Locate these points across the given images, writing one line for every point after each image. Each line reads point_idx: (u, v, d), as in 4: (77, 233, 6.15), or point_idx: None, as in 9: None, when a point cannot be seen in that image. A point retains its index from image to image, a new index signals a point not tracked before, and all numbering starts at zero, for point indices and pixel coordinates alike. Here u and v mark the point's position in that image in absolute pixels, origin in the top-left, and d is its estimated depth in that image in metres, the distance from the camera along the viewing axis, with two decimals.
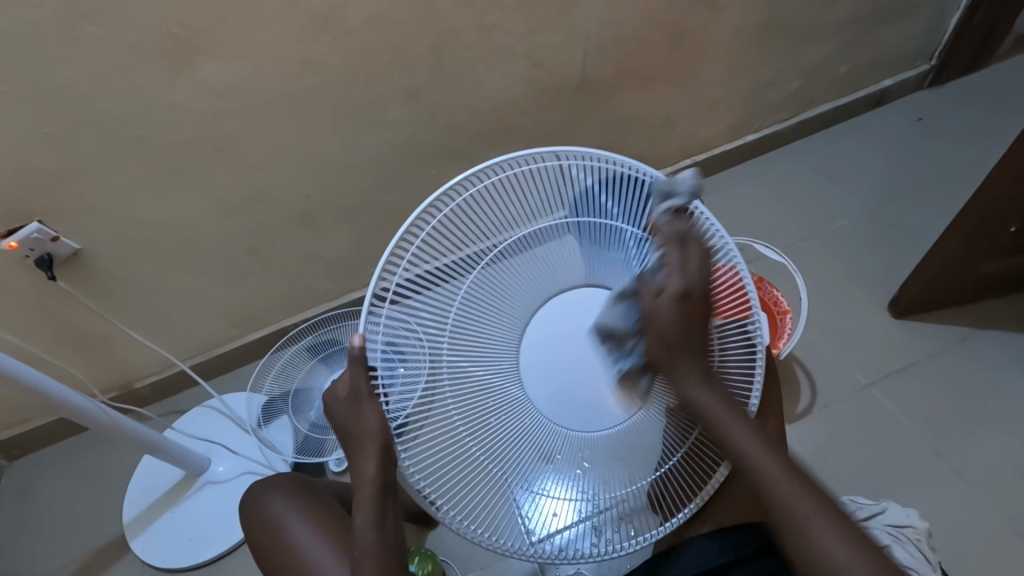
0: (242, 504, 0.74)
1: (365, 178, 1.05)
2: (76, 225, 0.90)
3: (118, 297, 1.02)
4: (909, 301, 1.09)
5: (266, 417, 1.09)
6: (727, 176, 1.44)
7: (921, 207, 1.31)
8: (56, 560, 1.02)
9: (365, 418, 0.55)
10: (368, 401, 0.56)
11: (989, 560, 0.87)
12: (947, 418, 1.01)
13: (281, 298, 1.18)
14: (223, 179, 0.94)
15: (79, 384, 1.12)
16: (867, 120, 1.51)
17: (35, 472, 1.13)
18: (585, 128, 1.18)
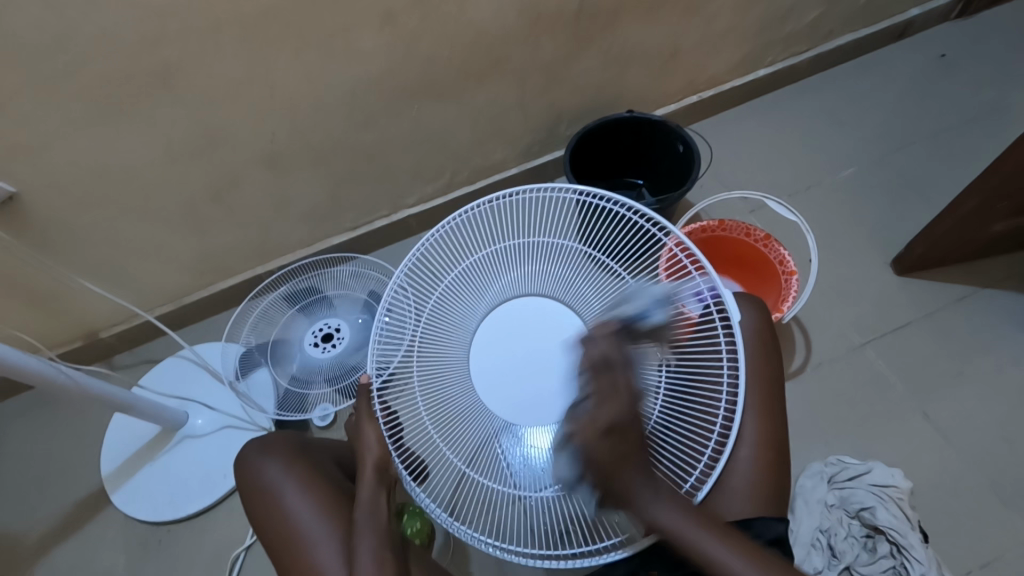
0: (237, 465, 0.70)
1: (338, 114, 0.93)
2: (5, 170, 0.79)
3: (68, 248, 0.93)
4: (914, 259, 1.06)
5: (244, 370, 1.06)
6: (734, 115, 1.34)
7: (933, 155, 1.24)
8: (34, 513, 1.01)
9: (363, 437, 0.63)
10: (369, 423, 0.63)
11: (963, 517, 0.90)
12: (938, 379, 1.00)
13: (252, 246, 1.09)
14: (173, 117, 0.82)
15: (37, 337, 1.05)
16: (886, 55, 1.39)
17: (1, 424, 1.08)
18: (584, 60, 1.06)
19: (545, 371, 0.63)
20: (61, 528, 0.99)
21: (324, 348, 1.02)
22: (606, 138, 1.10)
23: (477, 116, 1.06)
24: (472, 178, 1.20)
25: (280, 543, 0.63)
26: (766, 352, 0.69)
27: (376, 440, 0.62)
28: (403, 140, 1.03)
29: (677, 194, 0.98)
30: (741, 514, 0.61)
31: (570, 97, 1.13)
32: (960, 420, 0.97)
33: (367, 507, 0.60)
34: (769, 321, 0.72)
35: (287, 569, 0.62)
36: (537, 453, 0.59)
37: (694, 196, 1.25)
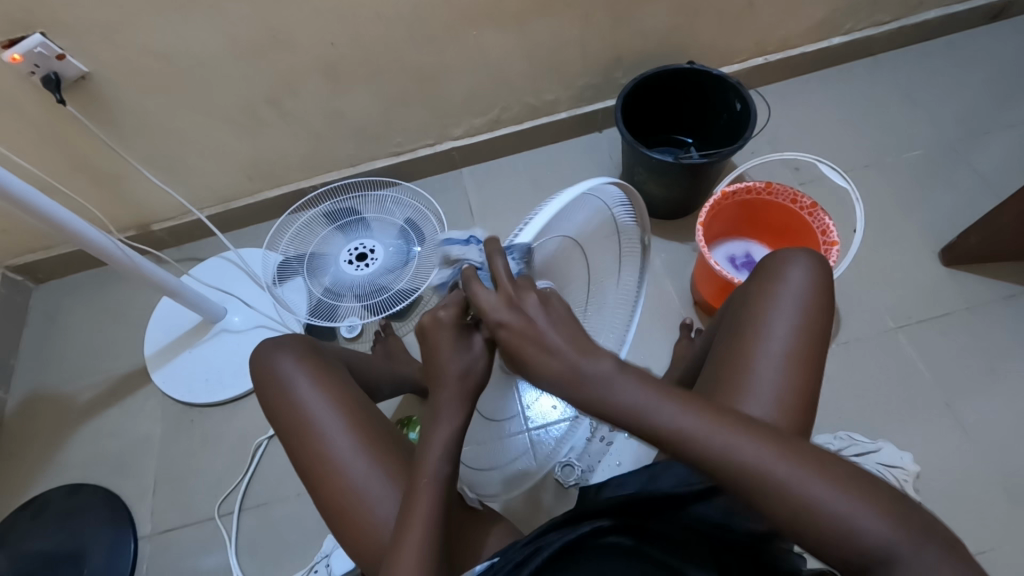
0: (250, 360, 0.71)
1: (397, 29, 0.93)
2: (81, 45, 0.82)
3: (131, 134, 0.98)
4: (965, 249, 1.02)
5: (281, 276, 1.09)
6: (800, 83, 1.28)
7: (1007, 147, 1.17)
8: (84, 380, 1.10)
9: (448, 359, 0.55)
10: (448, 336, 0.55)
11: (967, 508, 0.89)
12: (968, 371, 0.98)
13: (301, 156, 1.12)
14: (239, 12, 0.83)
15: (96, 220, 1.12)
16: (977, 36, 1.30)
17: (60, 296, 1.17)
18: (651, 3, 1.02)
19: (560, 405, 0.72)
20: (104, 396, 1.08)
21: (358, 266, 1.06)
22: (661, 90, 1.07)
23: (535, 50, 1.05)
24: (521, 117, 1.19)
25: (291, 433, 0.64)
26: (821, 309, 0.63)
27: (458, 372, 0.55)
28: (458, 65, 1.03)
29: (728, 151, 0.96)
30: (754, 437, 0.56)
31: (631, 42, 1.10)
32: (983, 415, 0.95)
33: (446, 423, 0.55)
34: (828, 279, 0.65)
35: (295, 456, 0.63)
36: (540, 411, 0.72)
37: (740, 158, 1.22)
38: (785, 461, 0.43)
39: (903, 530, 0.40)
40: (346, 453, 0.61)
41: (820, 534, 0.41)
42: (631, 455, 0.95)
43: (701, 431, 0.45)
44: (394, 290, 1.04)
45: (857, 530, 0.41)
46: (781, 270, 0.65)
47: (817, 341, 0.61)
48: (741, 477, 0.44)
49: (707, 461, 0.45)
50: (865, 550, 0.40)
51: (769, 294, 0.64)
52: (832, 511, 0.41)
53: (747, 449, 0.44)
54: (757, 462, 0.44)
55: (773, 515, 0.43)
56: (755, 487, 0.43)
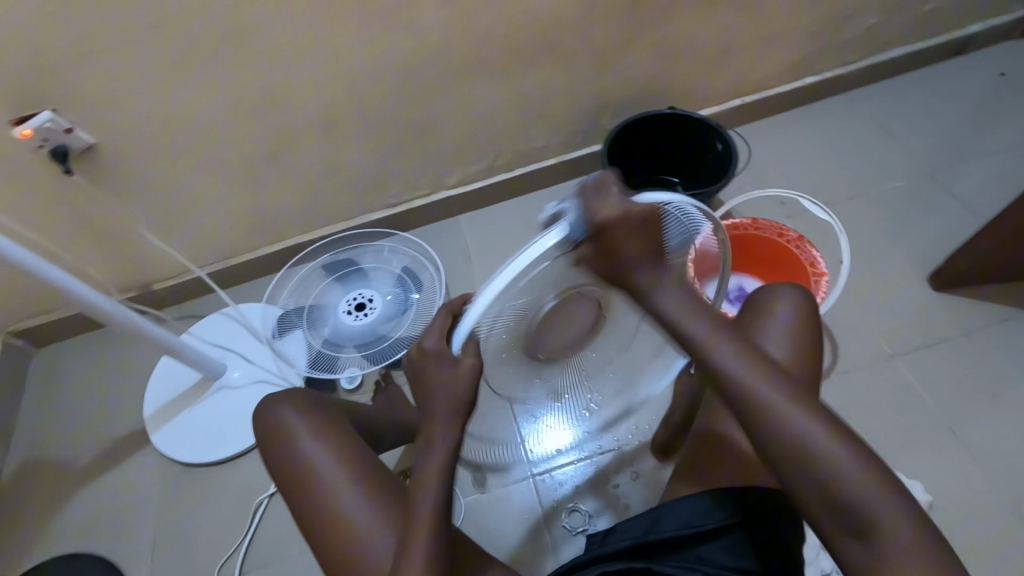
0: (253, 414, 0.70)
1: (390, 89, 0.98)
2: (88, 118, 0.86)
3: (135, 198, 1.01)
4: (953, 274, 1.04)
5: (281, 329, 1.10)
6: (778, 120, 1.34)
7: (983, 174, 1.21)
8: (82, 443, 1.08)
9: (436, 380, 0.55)
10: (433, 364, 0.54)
11: (984, 537, 0.87)
12: (969, 395, 0.98)
13: (300, 212, 1.15)
14: (240, 80, 0.88)
15: (98, 283, 1.13)
16: (942, 70, 1.37)
17: (60, 359, 1.17)
18: (630, 54, 1.08)
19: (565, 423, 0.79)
20: (103, 459, 1.07)
21: (357, 316, 1.07)
22: (645, 134, 1.12)
23: (522, 102, 1.10)
24: (512, 164, 1.23)
25: (294, 487, 0.63)
26: (808, 340, 0.65)
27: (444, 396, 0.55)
28: (450, 119, 1.07)
29: (715, 189, 0.99)
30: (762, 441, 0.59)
31: (614, 91, 1.15)
32: (991, 438, 0.94)
33: (443, 441, 0.56)
34: (813, 311, 0.67)
35: (299, 510, 0.62)
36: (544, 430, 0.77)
37: (727, 195, 1.25)
38: (806, 412, 0.50)
39: (884, 491, 0.48)
40: (350, 504, 0.60)
41: (800, 461, 0.49)
42: (641, 497, 0.93)
43: (741, 372, 0.52)
44: (393, 338, 1.05)
45: (849, 481, 0.48)
46: (768, 303, 0.67)
47: (807, 371, 0.63)
48: (766, 415, 0.51)
49: (738, 395, 0.52)
50: (849, 496, 0.48)
51: (757, 330, 0.66)
52: (833, 459, 0.49)
53: (777, 407, 0.50)
54: (781, 410, 0.50)
55: (781, 455, 0.50)
56: (772, 424, 0.50)
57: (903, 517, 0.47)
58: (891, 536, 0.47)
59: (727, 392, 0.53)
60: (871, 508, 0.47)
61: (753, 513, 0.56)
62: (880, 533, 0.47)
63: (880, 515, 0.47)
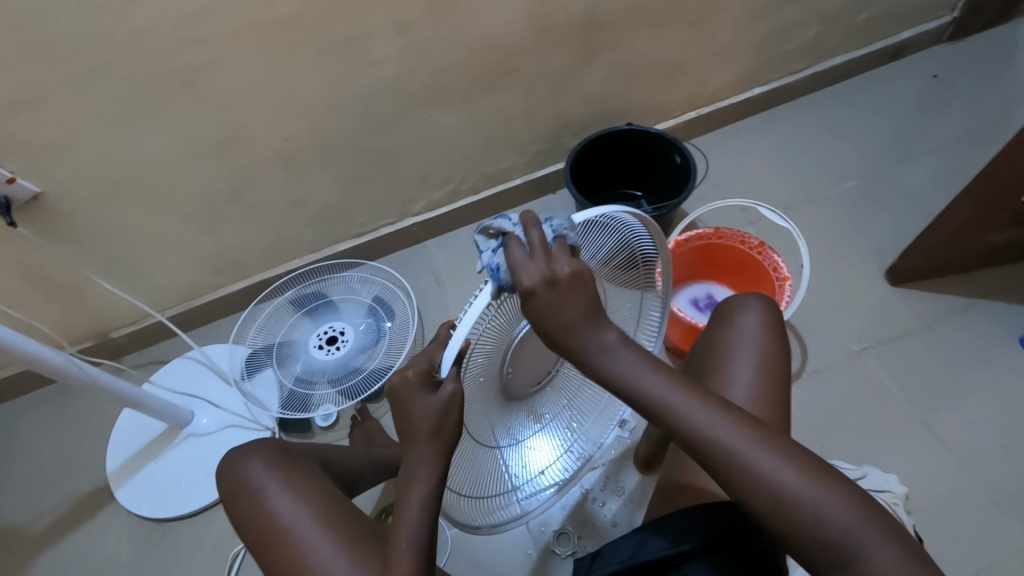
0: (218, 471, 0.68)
1: (351, 120, 0.98)
2: (33, 165, 0.83)
3: (87, 245, 0.97)
4: (909, 269, 1.08)
5: (249, 369, 1.07)
6: (733, 130, 1.38)
7: (927, 171, 1.27)
8: (39, 507, 1.02)
9: (419, 413, 0.50)
10: (420, 394, 0.50)
11: (961, 524, 0.89)
12: (935, 386, 1.01)
13: (264, 247, 1.12)
14: (193, 118, 0.86)
15: (51, 335, 1.08)
16: (881, 74, 1.44)
17: (12, 419, 1.11)
18: (586, 73, 1.10)
19: (547, 445, 0.73)
20: (63, 521, 1.01)
21: (328, 350, 1.04)
22: (606, 151, 1.14)
23: (484, 124, 1.10)
24: (478, 187, 1.24)
25: (265, 544, 0.61)
26: (777, 348, 0.66)
27: (431, 426, 0.49)
28: (412, 146, 1.07)
29: (676, 203, 1.01)
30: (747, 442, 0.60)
31: (573, 109, 1.17)
32: (957, 427, 0.98)
33: (419, 487, 0.51)
34: (779, 320, 0.69)
35: (272, 568, 0.60)
36: (525, 465, 0.70)
37: (690, 205, 1.28)
38: (778, 459, 0.48)
39: (865, 530, 0.46)
40: (326, 559, 0.58)
41: (766, 493, 0.48)
42: (627, 513, 0.93)
43: (701, 425, 0.50)
44: (368, 370, 1.02)
45: (821, 516, 0.46)
46: (734, 316, 0.69)
47: (778, 380, 0.64)
48: (713, 453, 0.49)
49: (701, 446, 0.50)
50: (821, 536, 0.46)
51: (728, 342, 0.67)
52: (805, 501, 0.47)
53: (728, 433, 0.49)
54: (746, 456, 0.48)
55: (756, 499, 0.48)
56: (741, 474, 0.48)
57: (886, 553, 0.45)
58: (871, 563, 0.45)
59: (693, 444, 0.51)
60: (846, 543, 0.46)
61: (742, 526, 0.56)
62: (865, 571, 0.45)
63: (875, 553, 0.45)
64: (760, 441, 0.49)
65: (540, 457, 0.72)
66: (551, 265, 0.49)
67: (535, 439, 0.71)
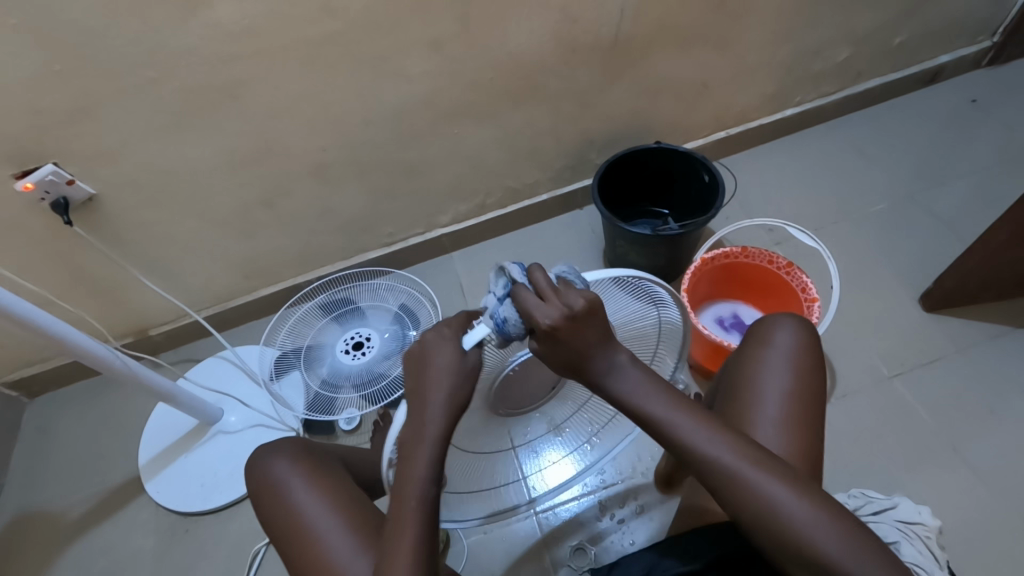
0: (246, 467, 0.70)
1: (384, 133, 1.01)
2: (89, 169, 0.88)
3: (132, 245, 1.02)
4: (942, 294, 1.06)
5: (278, 371, 1.11)
6: (761, 150, 1.38)
7: (964, 195, 1.24)
8: (73, 495, 1.06)
9: (441, 373, 0.52)
10: (443, 354, 0.53)
11: (999, 562, 0.85)
12: (971, 415, 0.98)
13: (296, 253, 1.16)
14: (237, 128, 0.91)
15: (95, 330, 1.14)
16: (915, 98, 1.42)
17: (54, 410, 1.16)
18: (614, 92, 1.12)
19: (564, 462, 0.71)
20: (94, 511, 1.04)
21: (354, 355, 1.06)
22: (634, 168, 1.15)
23: (512, 140, 1.13)
24: (504, 201, 1.26)
25: (289, 540, 0.62)
26: (811, 367, 0.66)
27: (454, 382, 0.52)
28: (442, 159, 1.10)
29: (704, 219, 1.01)
30: None
31: (601, 127, 1.19)
32: (994, 459, 0.94)
33: (419, 459, 0.51)
34: (814, 340, 0.68)
35: (294, 564, 0.61)
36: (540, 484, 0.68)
37: (716, 225, 1.28)
38: (775, 479, 0.50)
39: (862, 555, 0.47)
40: (345, 557, 0.59)
41: (762, 513, 0.50)
42: (645, 531, 0.92)
43: (700, 440, 0.52)
44: (391, 377, 1.04)
45: (818, 542, 0.47)
46: (768, 334, 0.68)
47: (809, 403, 0.63)
48: (720, 473, 0.51)
49: (703, 463, 0.52)
50: (814, 556, 0.47)
51: (759, 358, 0.67)
52: (799, 522, 0.48)
53: (731, 455, 0.51)
54: (745, 472, 0.50)
55: (749, 518, 0.50)
56: (744, 490, 0.50)
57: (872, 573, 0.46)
58: None
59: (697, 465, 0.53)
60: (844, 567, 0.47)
61: None
62: None
63: None
64: (764, 463, 0.51)
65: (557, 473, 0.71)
66: (567, 300, 0.51)
67: (549, 461, 0.70)
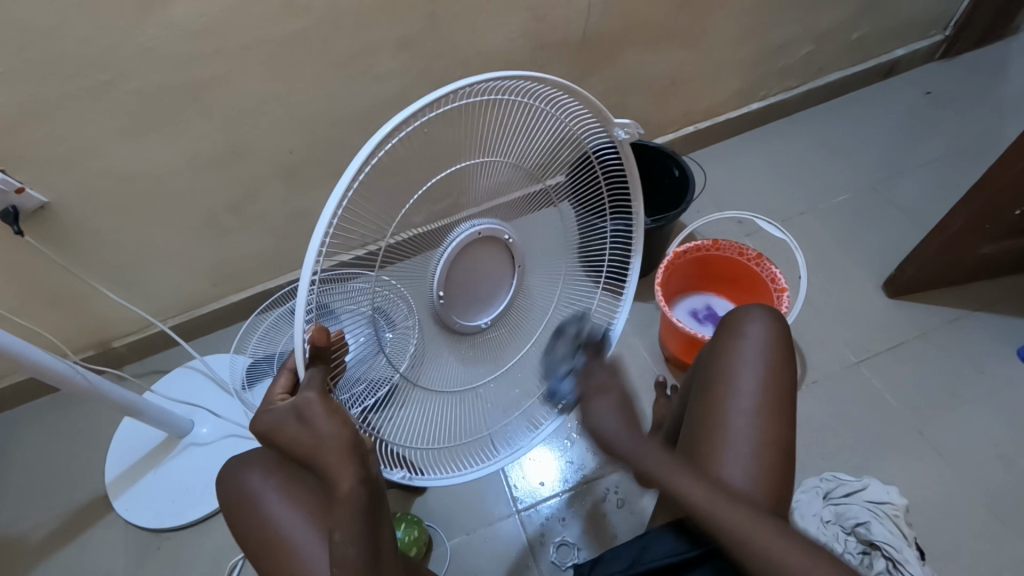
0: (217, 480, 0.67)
1: (353, 133, 0.99)
2: (42, 176, 0.84)
3: (90, 255, 0.98)
4: (905, 280, 1.09)
5: (249, 380, 1.06)
6: (730, 144, 1.40)
7: (922, 185, 1.29)
8: (35, 518, 1.01)
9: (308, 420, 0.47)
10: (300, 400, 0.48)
11: (963, 537, 0.89)
12: (934, 396, 1.02)
13: (266, 258, 1.13)
14: (198, 131, 0.88)
15: (53, 344, 1.09)
16: (874, 90, 1.47)
17: (11, 429, 1.11)
18: (585, 88, 1.13)
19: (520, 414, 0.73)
20: (59, 533, 1.00)
21: None
22: None
23: None
24: None
25: (265, 555, 0.61)
26: (782, 358, 0.67)
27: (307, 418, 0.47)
28: None
29: (675, 213, 1.02)
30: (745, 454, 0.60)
31: None
32: (955, 437, 0.98)
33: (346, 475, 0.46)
34: (785, 331, 0.70)
35: None
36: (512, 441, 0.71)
37: (689, 218, 1.30)
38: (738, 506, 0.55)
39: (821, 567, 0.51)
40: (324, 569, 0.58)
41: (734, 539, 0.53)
42: (625, 522, 0.93)
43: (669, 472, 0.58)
44: None
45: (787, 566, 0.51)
46: (741, 326, 0.70)
47: (781, 392, 0.65)
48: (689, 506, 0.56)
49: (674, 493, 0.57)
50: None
51: (733, 350, 0.68)
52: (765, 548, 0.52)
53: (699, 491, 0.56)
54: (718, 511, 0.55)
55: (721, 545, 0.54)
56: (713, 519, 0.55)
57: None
58: None
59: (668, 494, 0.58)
60: None
61: None
62: None
63: None
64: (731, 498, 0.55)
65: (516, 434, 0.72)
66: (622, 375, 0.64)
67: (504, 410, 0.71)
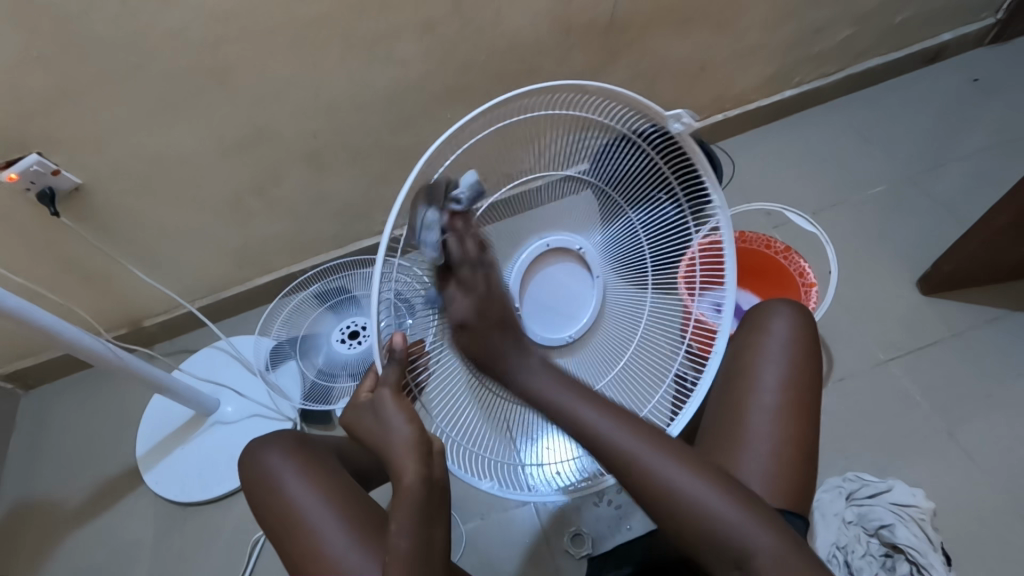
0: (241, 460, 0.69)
1: (376, 119, 0.99)
2: (77, 158, 0.86)
3: (122, 236, 1.01)
4: (942, 277, 1.05)
5: (274, 361, 1.10)
6: (760, 132, 1.36)
7: (964, 178, 1.23)
8: (71, 487, 1.06)
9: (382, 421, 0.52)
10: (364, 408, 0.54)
11: (992, 542, 0.86)
12: (967, 398, 0.98)
13: (289, 242, 1.15)
14: (224, 115, 0.89)
15: (88, 321, 1.13)
16: (916, 77, 1.40)
17: (49, 402, 1.15)
18: (610, 73, 1.10)
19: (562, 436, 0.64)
20: (94, 502, 1.05)
21: (350, 344, 1.04)
22: None
23: None
24: None
25: (285, 535, 0.62)
26: (807, 356, 0.65)
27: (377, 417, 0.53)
28: None
29: None
30: (763, 455, 0.59)
31: None
32: (988, 440, 0.94)
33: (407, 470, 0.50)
34: (811, 328, 0.68)
35: (290, 558, 0.61)
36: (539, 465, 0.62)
37: None
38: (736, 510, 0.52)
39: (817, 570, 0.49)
40: (340, 551, 0.59)
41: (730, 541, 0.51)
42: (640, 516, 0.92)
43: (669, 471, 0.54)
44: None
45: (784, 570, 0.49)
46: (765, 321, 0.68)
47: (804, 391, 0.63)
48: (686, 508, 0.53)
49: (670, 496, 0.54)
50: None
51: (756, 346, 0.67)
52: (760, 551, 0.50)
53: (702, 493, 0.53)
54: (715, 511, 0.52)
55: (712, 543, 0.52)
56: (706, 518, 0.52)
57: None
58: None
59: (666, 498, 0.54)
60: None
61: None
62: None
63: None
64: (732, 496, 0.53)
65: (551, 451, 0.63)
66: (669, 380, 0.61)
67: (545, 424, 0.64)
